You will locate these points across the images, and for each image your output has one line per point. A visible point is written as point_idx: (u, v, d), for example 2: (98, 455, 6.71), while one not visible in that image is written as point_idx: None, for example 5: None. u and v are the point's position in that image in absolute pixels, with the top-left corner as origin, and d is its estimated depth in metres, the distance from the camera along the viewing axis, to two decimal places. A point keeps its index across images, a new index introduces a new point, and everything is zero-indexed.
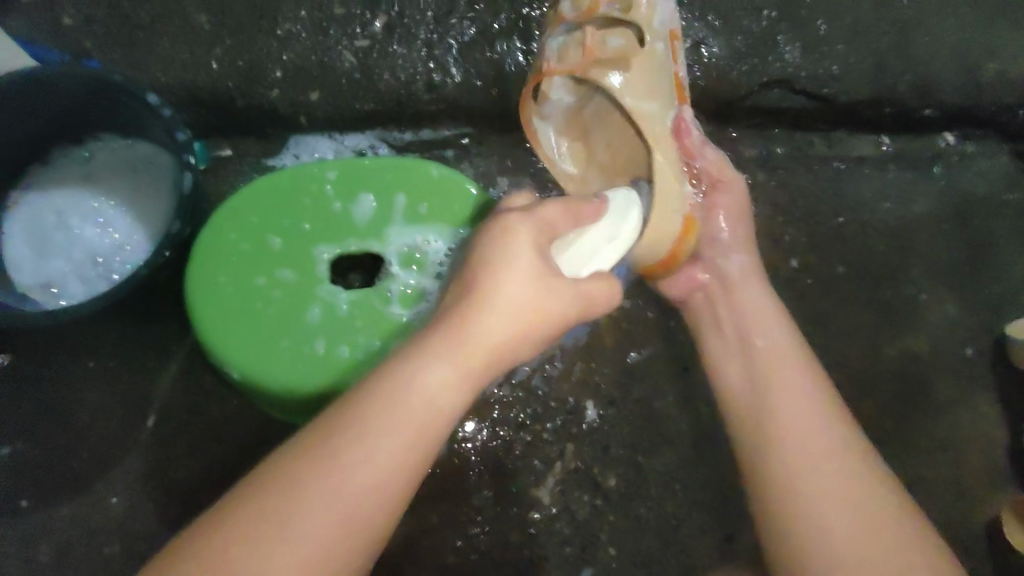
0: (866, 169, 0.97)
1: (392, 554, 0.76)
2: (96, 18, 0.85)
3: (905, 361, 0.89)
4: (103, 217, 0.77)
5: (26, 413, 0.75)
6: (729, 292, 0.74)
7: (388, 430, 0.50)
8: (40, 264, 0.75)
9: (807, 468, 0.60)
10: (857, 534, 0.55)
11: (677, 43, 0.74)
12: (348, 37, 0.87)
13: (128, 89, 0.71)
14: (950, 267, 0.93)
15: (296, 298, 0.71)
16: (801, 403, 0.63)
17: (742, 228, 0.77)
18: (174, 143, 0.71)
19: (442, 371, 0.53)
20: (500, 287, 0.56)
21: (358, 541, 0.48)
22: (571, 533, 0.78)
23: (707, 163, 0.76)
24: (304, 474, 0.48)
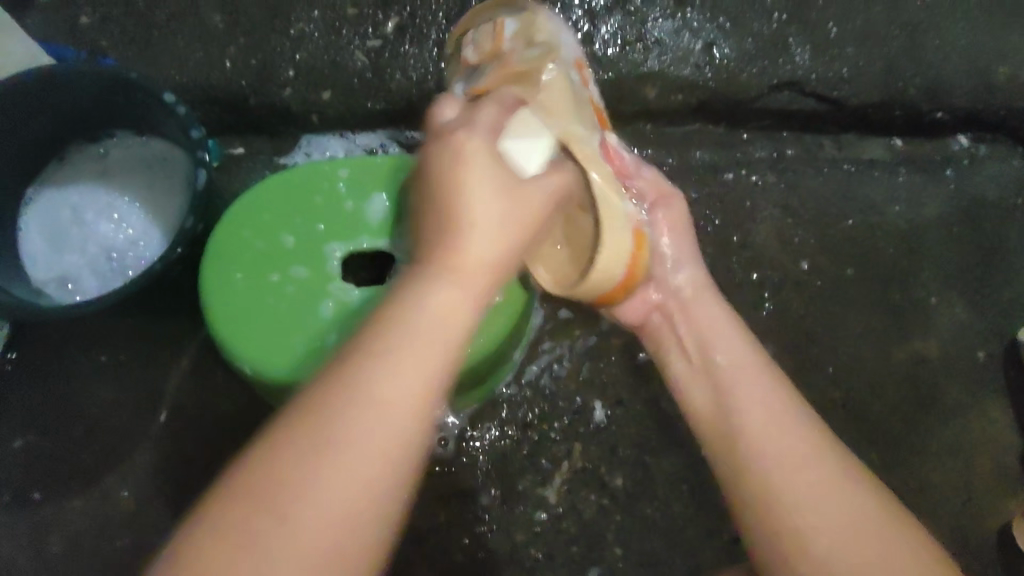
0: (876, 171, 0.96)
1: (398, 551, 0.77)
2: (113, 17, 0.86)
3: (914, 364, 0.88)
4: (117, 212, 0.78)
5: (38, 406, 0.76)
6: (686, 307, 0.74)
7: (390, 367, 0.48)
8: (55, 259, 0.76)
9: (791, 482, 0.59)
10: (858, 539, 0.55)
11: (584, 72, 0.77)
12: (360, 38, 0.88)
13: (144, 87, 0.71)
14: (960, 271, 0.92)
15: (308, 295, 0.72)
16: (772, 414, 0.63)
17: (689, 242, 0.78)
18: (189, 140, 0.72)
19: (434, 302, 0.50)
20: (469, 215, 0.53)
21: (394, 474, 0.47)
22: (578, 532, 0.78)
23: (646, 180, 0.79)
24: (303, 442, 0.46)
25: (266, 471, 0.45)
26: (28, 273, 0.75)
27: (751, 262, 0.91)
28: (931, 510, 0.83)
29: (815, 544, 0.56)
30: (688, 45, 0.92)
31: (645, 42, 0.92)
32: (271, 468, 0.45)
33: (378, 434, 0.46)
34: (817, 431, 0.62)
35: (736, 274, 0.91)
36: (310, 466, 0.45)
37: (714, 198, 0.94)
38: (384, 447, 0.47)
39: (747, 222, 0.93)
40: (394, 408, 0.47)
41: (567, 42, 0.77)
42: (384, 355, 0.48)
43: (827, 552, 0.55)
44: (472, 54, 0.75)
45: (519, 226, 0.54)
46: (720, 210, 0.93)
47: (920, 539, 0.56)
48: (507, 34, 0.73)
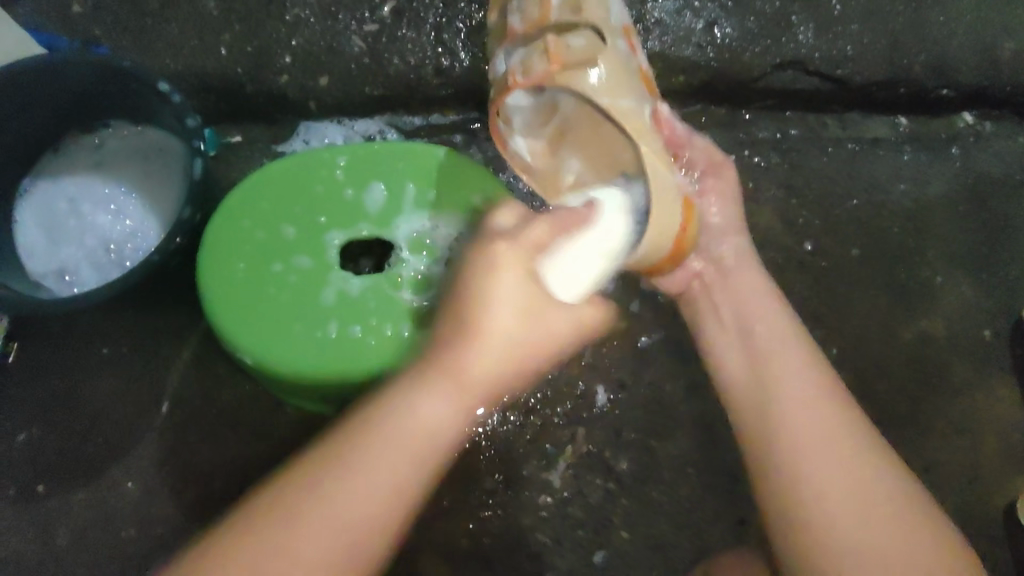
0: (880, 151, 0.96)
1: (406, 538, 0.76)
2: (105, 5, 0.85)
3: (920, 344, 0.88)
4: (114, 203, 0.75)
5: (42, 397, 0.74)
6: (727, 278, 0.73)
7: (376, 464, 0.55)
8: (52, 252, 0.73)
9: (805, 443, 0.60)
10: (859, 504, 0.56)
11: (631, 39, 0.73)
12: (356, 22, 0.87)
13: (137, 75, 0.70)
14: (967, 249, 0.91)
15: (309, 283, 0.71)
16: (801, 379, 0.64)
17: (732, 212, 0.77)
18: (184, 128, 0.70)
19: (426, 411, 0.58)
20: (484, 330, 0.58)
21: (349, 549, 0.53)
22: (584, 516, 0.77)
23: (699, 147, 0.76)
24: (287, 503, 0.53)
25: (257, 520, 0.53)
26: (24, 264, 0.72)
27: (754, 244, 0.90)
28: (937, 490, 0.83)
29: (818, 504, 0.57)
30: (689, 24, 0.91)
31: (646, 22, 0.90)
32: (262, 514, 0.53)
33: (354, 511, 0.54)
34: (843, 410, 0.62)
35: None
36: (292, 520, 0.53)
37: None
38: (343, 532, 0.53)
39: (750, 203, 0.92)
40: (377, 479, 0.55)
41: (614, 10, 0.73)
42: (377, 449, 0.56)
43: (831, 513, 0.56)
44: (518, 22, 0.69)
45: (523, 335, 0.59)
46: None
47: (922, 515, 0.57)
48: (553, 1, 0.68)
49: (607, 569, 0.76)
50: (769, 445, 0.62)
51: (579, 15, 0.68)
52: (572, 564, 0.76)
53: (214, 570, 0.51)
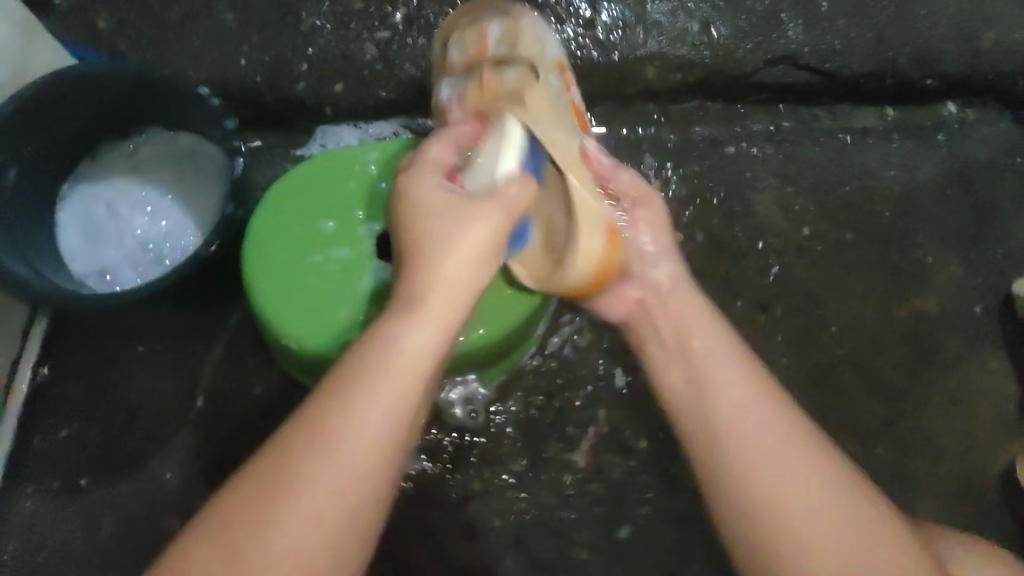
0: (871, 139, 1.00)
1: (435, 519, 0.80)
2: (129, 21, 0.89)
3: (915, 321, 0.92)
4: (151, 206, 0.78)
5: (81, 395, 0.78)
6: (665, 300, 0.74)
7: (366, 392, 0.54)
8: (93, 253, 0.76)
9: (759, 453, 0.60)
10: (814, 502, 0.57)
11: (566, 75, 0.77)
12: (368, 31, 0.92)
13: (172, 85, 0.74)
14: (956, 230, 0.96)
15: (348, 274, 0.73)
16: (740, 385, 0.65)
17: (662, 235, 0.79)
18: (222, 131, 0.73)
19: (405, 333, 0.57)
20: (435, 248, 0.60)
21: (369, 478, 0.52)
22: (603, 492, 0.82)
23: (624, 182, 0.78)
24: (284, 456, 0.52)
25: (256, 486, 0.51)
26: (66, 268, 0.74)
27: (754, 230, 0.94)
28: (937, 458, 0.87)
29: (777, 524, 0.56)
30: (684, 24, 0.98)
31: (645, 23, 0.98)
32: (264, 473, 0.52)
33: (362, 439, 0.53)
34: (785, 420, 0.62)
35: (741, 243, 0.93)
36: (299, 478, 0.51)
37: (716, 171, 0.97)
38: (357, 463, 0.52)
39: (749, 192, 0.96)
40: (379, 412, 0.54)
41: (550, 47, 0.77)
42: (359, 379, 0.55)
43: (792, 514, 0.56)
44: (459, 55, 0.75)
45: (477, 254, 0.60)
46: (723, 182, 0.96)
47: (877, 511, 0.57)
48: (491, 38, 0.74)
49: (627, 543, 0.80)
50: (720, 464, 0.61)
51: (512, 50, 0.73)
52: (593, 539, 0.80)
53: (226, 537, 0.49)
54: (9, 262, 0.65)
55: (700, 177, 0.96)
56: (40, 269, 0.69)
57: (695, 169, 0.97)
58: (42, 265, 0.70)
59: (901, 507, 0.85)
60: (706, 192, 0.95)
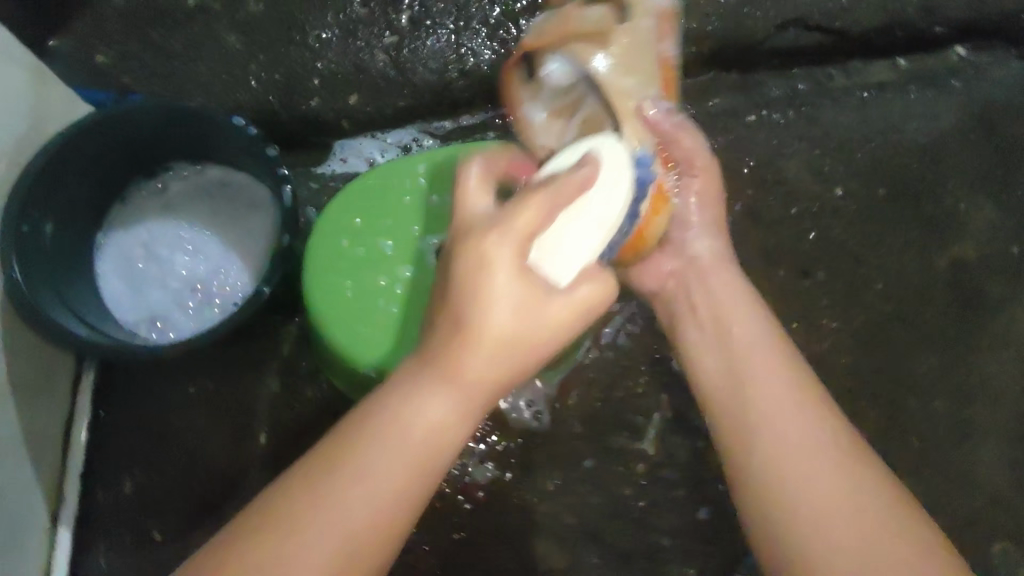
0: (888, 94, 1.00)
1: (514, 524, 0.80)
2: (131, 53, 0.86)
3: (956, 269, 0.92)
4: (192, 244, 0.76)
5: (141, 445, 0.76)
6: (705, 274, 0.73)
7: (380, 467, 0.49)
8: (141, 301, 0.73)
9: (783, 445, 0.58)
10: (832, 501, 0.54)
11: (668, 25, 0.70)
12: (375, 37, 0.89)
13: (199, 117, 0.70)
14: (983, 174, 0.96)
15: (416, 293, 0.71)
16: (785, 392, 0.61)
17: (715, 217, 0.77)
18: (264, 159, 0.69)
19: (428, 410, 0.51)
20: (474, 309, 0.50)
21: (363, 559, 0.48)
22: (677, 476, 0.82)
23: (687, 146, 0.74)
24: (288, 510, 0.47)
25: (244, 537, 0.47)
26: (115, 319, 0.72)
27: (788, 197, 0.93)
28: (996, 401, 0.88)
29: (794, 506, 0.54)
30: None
31: None
32: (265, 523, 0.47)
33: (364, 516, 0.48)
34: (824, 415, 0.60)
35: (777, 211, 0.93)
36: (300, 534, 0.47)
37: (742, 141, 0.96)
38: (357, 540, 0.47)
39: (778, 159, 0.95)
40: (387, 491, 0.49)
41: None
42: (377, 449, 0.49)
43: (806, 507, 0.54)
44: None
45: (522, 333, 0.51)
46: (751, 152, 0.95)
47: (916, 534, 0.52)
48: None
49: (709, 524, 0.81)
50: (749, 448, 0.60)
51: None
52: (674, 524, 0.80)
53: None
54: (63, 320, 0.64)
55: (728, 149, 0.95)
56: (92, 322, 0.68)
57: (721, 141, 0.95)
58: (94, 317, 0.68)
59: (967, 454, 0.86)
60: (736, 163, 0.94)
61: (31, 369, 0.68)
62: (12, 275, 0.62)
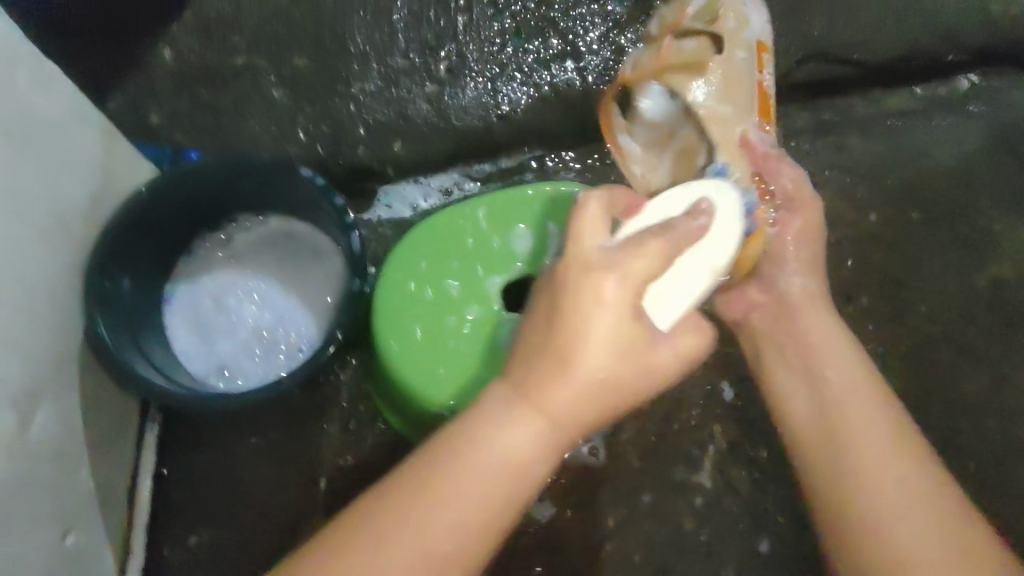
0: (911, 121, 1.03)
1: (578, 565, 0.79)
2: (181, 111, 0.89)
3: (996, 288, 0.94)
4: (257, 293, 0.79)
5: (206, 498, 0.79)
6: (797, 315, 0.72)
7: (496, 452, 0.52)
8: (210, 350, 0.77)
9: (875, 482, 0.60)
10: (917, 532, 0.56)
11: (764, 55, 0.76)
12: (417, 86, 0.92)
13: (267, 170, 0.74)
14: (1013, 193, 0.99)
15: (483, 335, 0.73)
16: (878, 432, 0.62)
17: (813, 258, 0.75)
18: (331, 208, 0.71)
19: (539, 399, 0.53)
20: (589, 295, 0.52)
21: (478, 535, 0.51)
22: (739, 508, 0.81)
23: (784, 181, 0.74)
24: (413, 490, 0.51)
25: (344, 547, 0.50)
26: (186, 368, 0.76)
27: (825, 224, 0.95)
28: None
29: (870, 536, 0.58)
30: None
31: None
32: (388, 509, 0.51)
33: (479, 496, 0.51)
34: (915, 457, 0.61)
35: None
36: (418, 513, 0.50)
37: None
38: (472, 518, 0.51)
39: (812, 188, 0.97)
40: (503, 470, 0.52)
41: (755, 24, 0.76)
42: (494, 430, 0.53)
43: (899, 533, 0.56)
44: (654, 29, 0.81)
45: (633, 322, 0.53)
46: None
47: (1002, 566, 0.54)
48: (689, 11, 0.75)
49: (775, 556, 0.80)
50: (838, 481, 0.62)
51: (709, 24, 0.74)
52: (739, 557, 0.80)
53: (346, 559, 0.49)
54: (144, 373, 0.68)
55: None
56: (168, 373, 0.71)
57: None
58: (168, 370, 0.72)
59: None
60: None
61: (105, 425, 0.71)
62: (98, 330, 0.66)
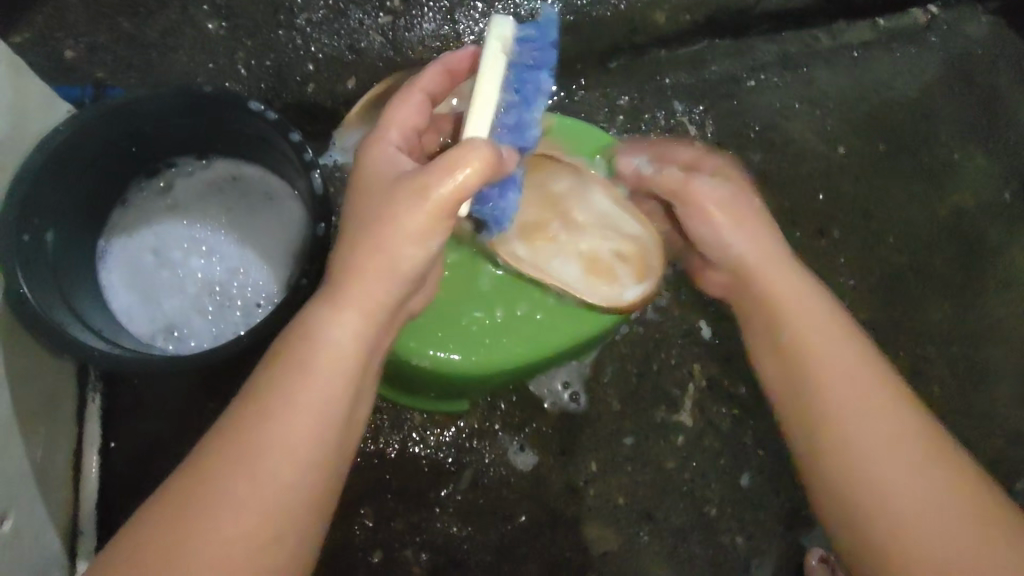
0: (875, 52, 1.00)
1: (564, 513, 0.78)
2: (100, 44, 0.79)
3: (957, 216, 0.95)
4: (204, 244, 0.72)
5: (160, 469, 0.73)
6: (756, 280, 0.64)
7: (327, 346, 0.50)
8: (155, 309, 0.70)
9: (849, 419, 0.55)
10: (908, 489, 0.51)
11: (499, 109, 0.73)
12: (368, 16, 0.84)
13: (207, 102, 0.65)
14: (972, 124, 0.99)
15: (466, 274, 0.69)
16: (843, 371, 0.57)
17: (752, 216, 0.67)
18: (289, 145, 0.64)
19: (363, 277, 0.52)
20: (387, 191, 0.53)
21: (320, 435, 0.48)
22: (721, 445, 0.81)
23: (682, 158, 0.74)
24: (252, 409, 0.48)
25: (187, 491, 0.46)
26: (129, 330, 0.69)
27: (796, 158, 0.94)
28: (1006, 342, 0.92)
29: (883, 500, 0.51)
30: None
31: None
32: (235, 429, 0.47)
33: (319, 395, 0.49)
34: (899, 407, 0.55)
35: (784, 172, 0.93)
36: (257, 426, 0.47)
37: (746, 106, 0.95)
38: (314, 416, 0.48)
39: (783, 121, 0.95)
40: (337, 365, 0.50)
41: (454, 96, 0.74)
42: (323, 326, 0.51)
43: (885, 496, 0.51)
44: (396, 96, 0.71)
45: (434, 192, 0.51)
46: (757, 116, 0.95)
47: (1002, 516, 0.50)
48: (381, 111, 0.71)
49: (755, 489, 0.80)
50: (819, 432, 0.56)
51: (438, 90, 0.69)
52: (721, 493, 0.80)
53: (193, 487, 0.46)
54: (80, 336, 0.60)
55: (735, 113, 0.94)
56: (109, 336, 0.64)
57: (728, 106, 0.94)
58: (109, 332, 0.65)
59: (986, 394, 0.89)
60: (743, 126, 0.94)
61: (37, 397, 0.64)
62: (21, 291, 0.58)
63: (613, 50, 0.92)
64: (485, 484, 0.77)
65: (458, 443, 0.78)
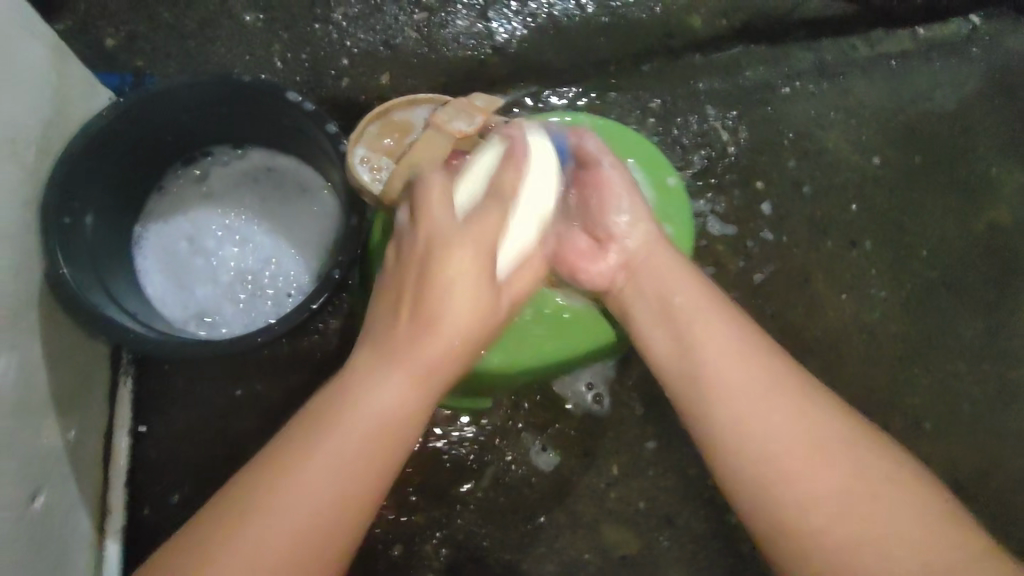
0: (915, 61, 0.98)
1: (583, 515, 0.77)
2: (140, 33, 0.80)
3: (992, 231, 0.93)
4: (237, 233, 0.73)
5: (186, 454, 0.74)
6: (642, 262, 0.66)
7: (385, 392, 0.53)
8: (188, 295, 0.71)
9: (803, 462, 0.52)
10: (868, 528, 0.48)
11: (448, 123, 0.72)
12: (403, 13, 0.85)
13: (245, 92, 0.66)
14: (1011, 137, 0.97)
15: None
16: (788, 421, 0.54)
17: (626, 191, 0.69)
18: (326, 136, 0.65)
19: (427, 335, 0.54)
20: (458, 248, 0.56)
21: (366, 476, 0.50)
22: None
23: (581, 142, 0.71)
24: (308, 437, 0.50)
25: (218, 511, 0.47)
26: (162, 316, 0.70)
27: (829, 167, 0.93)
28: None
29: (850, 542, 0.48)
30: None
31: None
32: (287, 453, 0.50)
33: (375, 440, 0.51)
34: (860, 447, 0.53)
35: (816, 181, 0.92)
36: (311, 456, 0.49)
37: (780, 113, 0.94)
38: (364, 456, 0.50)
39: (817, 129, 0.94)
40: (393, 412, 0.52)
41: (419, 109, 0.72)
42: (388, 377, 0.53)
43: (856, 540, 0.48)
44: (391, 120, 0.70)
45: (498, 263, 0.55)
46: (791, 123, 0.93)
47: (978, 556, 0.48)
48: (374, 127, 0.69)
49: None
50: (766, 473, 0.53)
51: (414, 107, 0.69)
52: None
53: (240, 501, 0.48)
54: (116, 317, 0.61)
55: (768, 119, 0.93)
56: (144, 320, 0.65)
57: (762, 112, 0.93)
58: (143, 316, 0.66)
59: (1017, 413, 0.87)
60: (776, 133, 0.93)
61: (72, 377, 0.65)
62: (62, 271, 0.60)
63: (647, 52, 0.92)
64: (507, 482, 0.77)
65: (480, 441, 0.78)
